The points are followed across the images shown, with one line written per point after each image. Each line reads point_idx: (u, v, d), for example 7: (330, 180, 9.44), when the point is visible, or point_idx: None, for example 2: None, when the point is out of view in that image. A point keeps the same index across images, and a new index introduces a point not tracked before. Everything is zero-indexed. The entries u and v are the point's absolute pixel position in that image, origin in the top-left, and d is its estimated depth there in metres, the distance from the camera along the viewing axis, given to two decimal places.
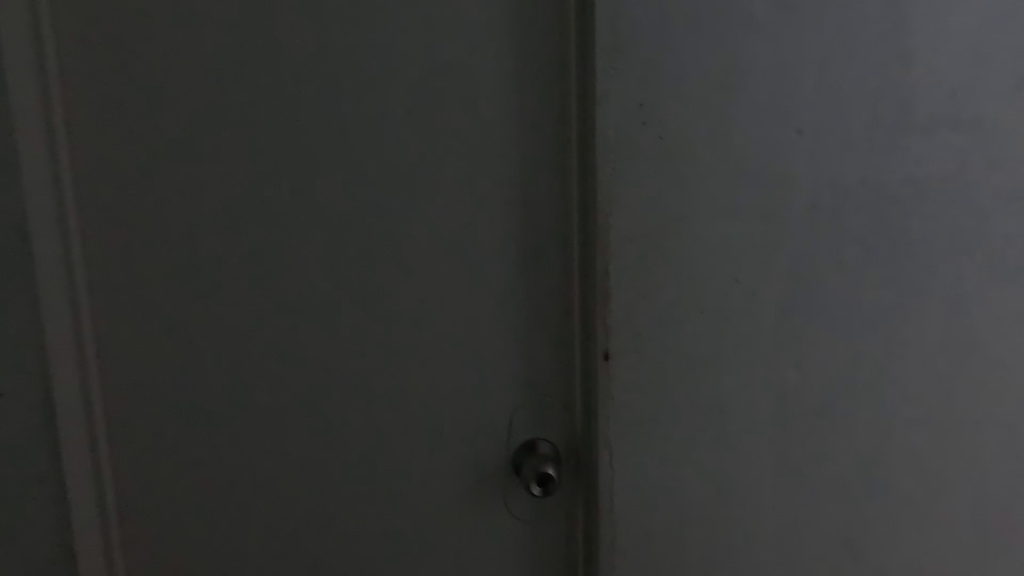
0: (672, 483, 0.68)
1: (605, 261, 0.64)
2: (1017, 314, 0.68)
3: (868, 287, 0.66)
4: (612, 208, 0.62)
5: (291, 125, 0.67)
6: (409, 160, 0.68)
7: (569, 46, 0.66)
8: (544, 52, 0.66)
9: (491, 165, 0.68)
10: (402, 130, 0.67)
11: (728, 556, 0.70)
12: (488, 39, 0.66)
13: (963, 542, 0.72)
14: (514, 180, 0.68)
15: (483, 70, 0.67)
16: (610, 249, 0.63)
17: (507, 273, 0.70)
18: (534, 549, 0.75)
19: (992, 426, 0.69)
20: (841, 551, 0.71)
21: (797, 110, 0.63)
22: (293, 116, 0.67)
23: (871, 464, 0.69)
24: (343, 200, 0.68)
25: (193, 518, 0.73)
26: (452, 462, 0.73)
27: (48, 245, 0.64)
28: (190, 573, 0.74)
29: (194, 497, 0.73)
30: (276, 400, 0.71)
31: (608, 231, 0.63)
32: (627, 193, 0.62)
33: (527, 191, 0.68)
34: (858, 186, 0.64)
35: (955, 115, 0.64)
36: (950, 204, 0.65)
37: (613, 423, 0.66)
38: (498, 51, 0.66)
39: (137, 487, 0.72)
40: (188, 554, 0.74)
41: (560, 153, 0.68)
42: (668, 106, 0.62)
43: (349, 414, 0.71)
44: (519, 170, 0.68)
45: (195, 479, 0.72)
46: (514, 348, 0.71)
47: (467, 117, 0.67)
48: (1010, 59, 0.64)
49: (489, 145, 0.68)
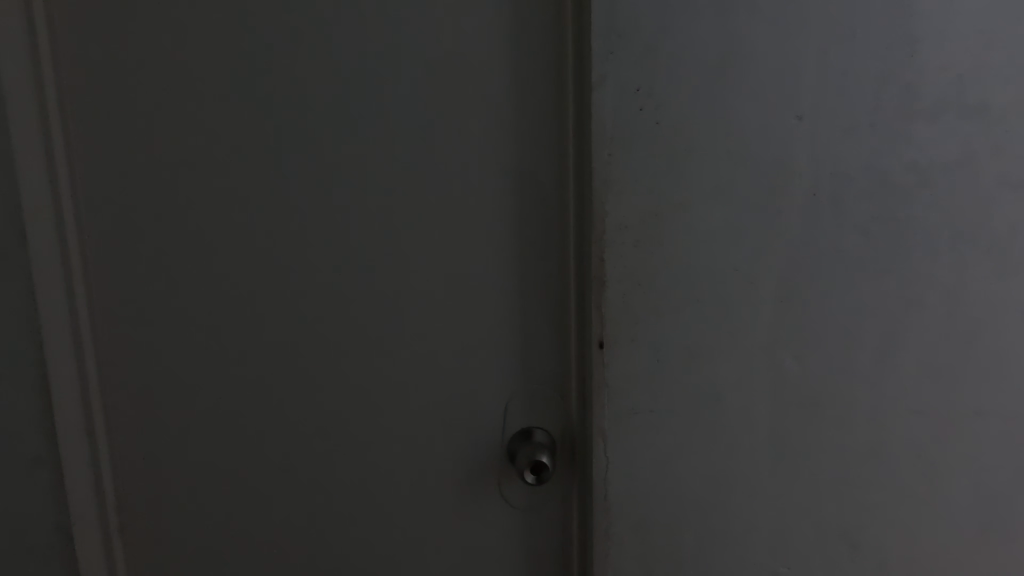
0: (667, 472, 0.68)
1: (600, 249, 0.63)
2: None
3: (869, 277, 0.65)
4: (608, 195, 0.62)
5: (285, 111, 0.66)
6: (404, 147, 0.67)
7: (566, 30, 0.65)
8: (540, 36, 0.65)
9: (487, 151, 0.67)
10: (397, 116, 0.67)
11: (723, 546, 0.70)
12: (484, 23, 0.65)
13: (963, 536, 0.71)
14: (510, 167, 0.67)
15: (479, 55, 0.66)
16: (606, 237, 0.63)
17: (503, 261, 0.69)
18: (530, 537, 0.75)
19: (994, 418, 0.68)
20: (837, 542, 0.71)
21: (798, 96, 0.61)
22: (287, 102, 0.66)
23: (869, 456, 0.69)
24: (337, 186, 0.68)
25: (192, 506, 0.73)
26: (447, 450, 0.73)
27: (45, 234, 0.64)
28: (190, 560, 0.74)
29: (193, 486, 0.73)
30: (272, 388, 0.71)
31: (603, 219, 0.62)
32: (623, 180, 0.62)
33: (523, 178, 0.68)
34: (859, 174, 0.63)
35: (962, 101, 0.62)
36: (955, 191, 0.64)
37: (608, 412, 0.66)
38: (493, 35, 0.65)
39: (137, 476, 0.72)
40: (188, 541, 0.74)
41: (557, 139, 0.67)
42: (665, 91, 0.60)
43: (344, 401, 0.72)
44: (515, 157, 0.67)
45: (194, 467, 0.72)
46: (510, 336, 0.71)
47: (462, 103, 0.66)
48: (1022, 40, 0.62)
49: (485, 132, 0.67)
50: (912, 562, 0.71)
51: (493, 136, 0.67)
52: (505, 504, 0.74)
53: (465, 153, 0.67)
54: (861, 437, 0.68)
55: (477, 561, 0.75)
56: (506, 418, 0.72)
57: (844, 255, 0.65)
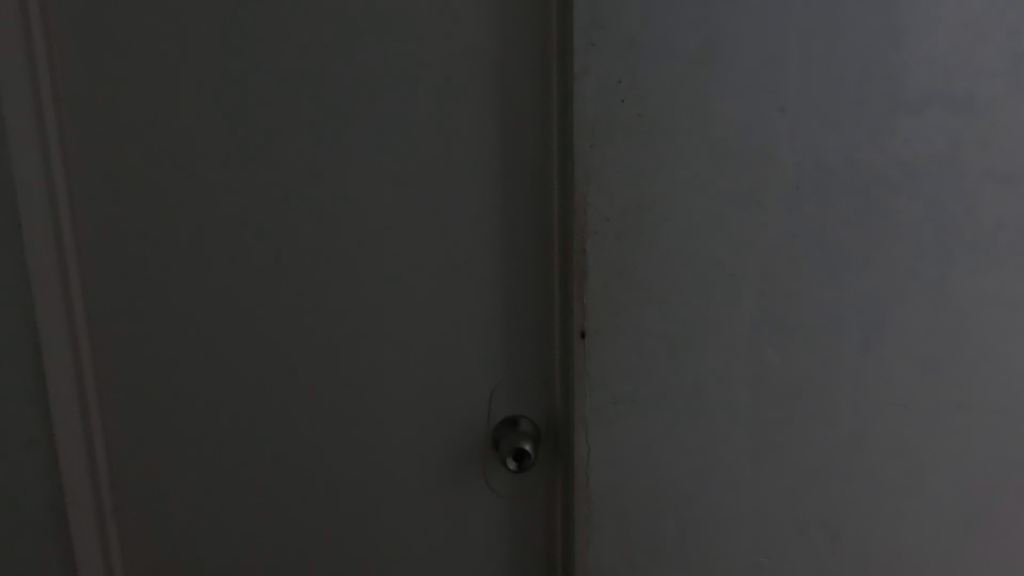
0: (648, 462, 0.69)
1: (582, 240, 0.64)
2: (1007, 299, 0.66)
3: (852, 270, 0.65)
4: (590, 187, 0.62)
5: (275, 103, 0.68)
6: (392, 138, 0.68)
7: (551, 23, 0.65)
8: (526, 29, 0.66)
9: (473, 143, 0.68)
10: (385, 108, 0.67)
11: (704, 536, 0.71)
12: (470, 15, 0.66)
13: (945, 529, 0.71)
14: (495, 158, 0.68)
15: (464, 47, 0.66)
16: (588, 228, 0.63)
17: (489, 252, 0.70)
18: (515, 524, 0.76)
19: (978, 412, 0.69)
20: (818, 534, 0.71)
21: (781, 88, 0.62)
22: (277, 94, 0.67)
23: (851, 449, 0.69)
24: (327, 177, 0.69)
25: (184, 487, 0.75)
26: (434, 438, 0.74)
27: (40, 222, 0.66)
28: (182, 540, 0.77)
29: (185, 468, 0.75)
30: (262, 375, 0.73)
31: (585, 210, 0.63)
32: (605, 172, 0.62)
33: (508, 170, 0.68)
34: (843, 167, 0.63)
35: (948, 94, 0.62)
36: (940, 185, 0.64)
37: (590, 401, 0.67)
38: (479, 27, 0.66)
39: (131, 457, 0.74)
40: (179, 522, 0.76)
41: (542, 131, 0.68)
42: (647, 83, 0.61)
43: (333, 389, 0.73)
44: (501, 148, 0.68)
45: (185, 450, 0.74)
46: (495, 326, 0.71)
47: (448, 95, 0.67)
48: (1011, 29, 0.62)
49: (471, 124, 0.68)
50: (894, 555, 0.72)
51: (479, 127, 0.68)
52: (491, 491, 0.75)
53: (452, 144, 0.68)
54: (843, 429, 0.69)
55: (463, 547, 0.77)
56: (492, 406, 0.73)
57: (825, 249, 0.65)
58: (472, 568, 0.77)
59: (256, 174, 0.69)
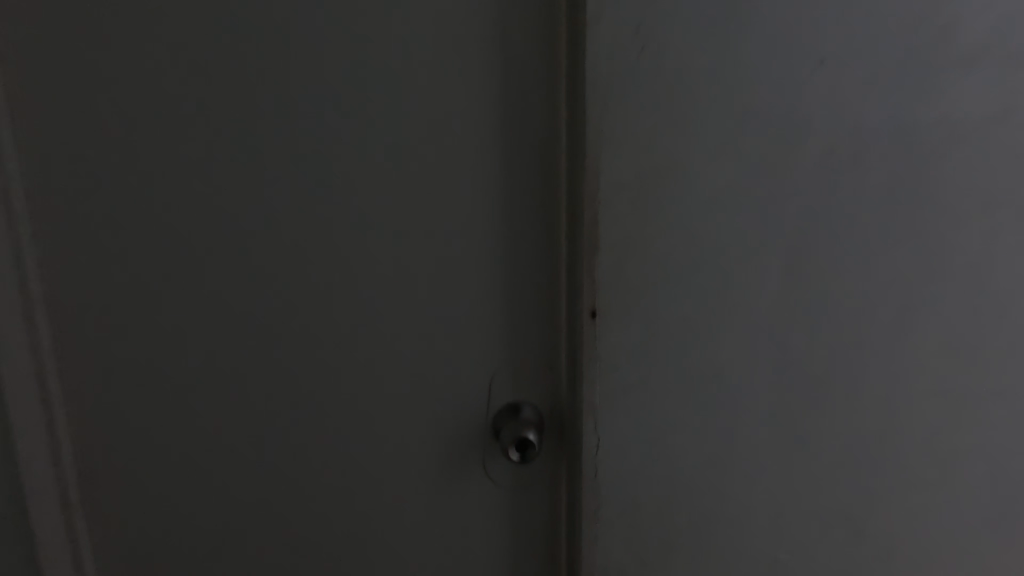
0: (661, 452, 0.63)
1: (594, 210, 0.57)
2: None
3: (889, 244, 0.60)
4: (602, 150, 0.55)
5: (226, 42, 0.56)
6: (370, 88, 0.57)
7: None
8: None
9: (467, 96, 0.58)
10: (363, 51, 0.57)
11: (719, 531, 0.66)
12: None
13: (972, 521, 0.67)
14: (493, 115, 0.59)
15: None
16: (599, 197, 0.56)
17: (485, 223, 0.61)
18: (514, 516, 0.71)
19: (1013, 398, 0.64)
20: (841, 529, 0.66)
21: (822, 38, 0.55)
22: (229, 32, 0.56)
23: (879, 439, 0.64)
24: (298, 134, 0.58)
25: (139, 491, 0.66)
26: (425, 430, 0.67)
27: None
28: (139, 546, 0.68)
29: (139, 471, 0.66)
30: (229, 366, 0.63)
31: (597, 176, 0.56)
32: (619, 133, 0.55)
33: (507, 129, 0.59)
34: (885, 129, 0.57)
35: (1000, 48, 0.57)
36: (986, 149, 0.59)
37: (599, 387, 0.61)
38: None
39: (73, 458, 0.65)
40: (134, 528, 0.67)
41: (546, 84, 0.58)
42: (672, 29, 0.53)
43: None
44: (499, 103, 0.58)
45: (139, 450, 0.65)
46: (493, 308, 0.63)
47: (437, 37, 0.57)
48: None
49: (465, 73, 0.58)
50: (918, 549, 0.67)
51: (476, 78, 0.58)
52: (488, 483, 0.69)
53: (446, 96, 0.58)
54: (868, 416, 0.64)
55: (458, 542, 0.71)
56: (490, 394, 0.66)
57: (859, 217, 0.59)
58: (467, 566, 0.71)
59: (209, 131, 0.58)
